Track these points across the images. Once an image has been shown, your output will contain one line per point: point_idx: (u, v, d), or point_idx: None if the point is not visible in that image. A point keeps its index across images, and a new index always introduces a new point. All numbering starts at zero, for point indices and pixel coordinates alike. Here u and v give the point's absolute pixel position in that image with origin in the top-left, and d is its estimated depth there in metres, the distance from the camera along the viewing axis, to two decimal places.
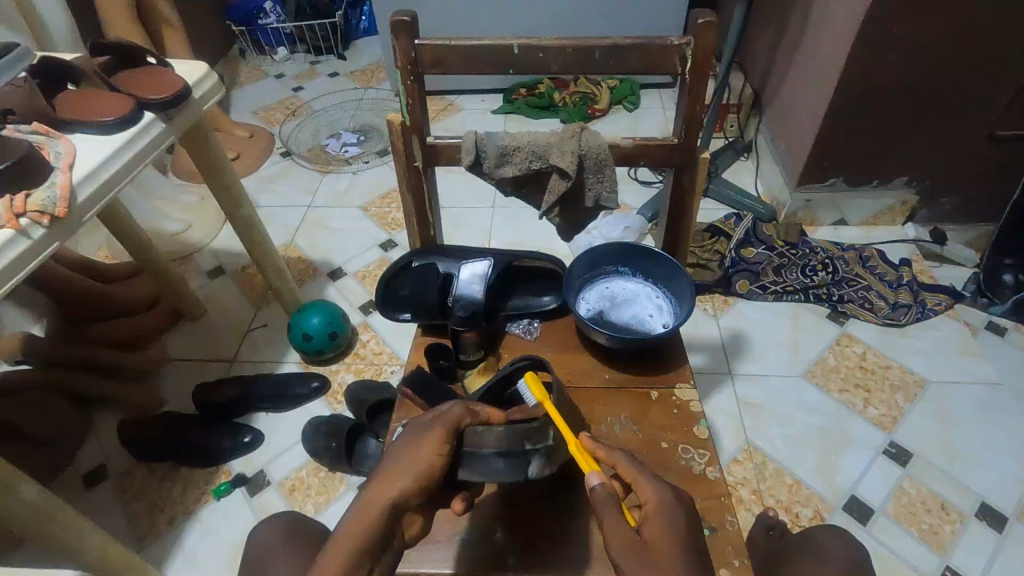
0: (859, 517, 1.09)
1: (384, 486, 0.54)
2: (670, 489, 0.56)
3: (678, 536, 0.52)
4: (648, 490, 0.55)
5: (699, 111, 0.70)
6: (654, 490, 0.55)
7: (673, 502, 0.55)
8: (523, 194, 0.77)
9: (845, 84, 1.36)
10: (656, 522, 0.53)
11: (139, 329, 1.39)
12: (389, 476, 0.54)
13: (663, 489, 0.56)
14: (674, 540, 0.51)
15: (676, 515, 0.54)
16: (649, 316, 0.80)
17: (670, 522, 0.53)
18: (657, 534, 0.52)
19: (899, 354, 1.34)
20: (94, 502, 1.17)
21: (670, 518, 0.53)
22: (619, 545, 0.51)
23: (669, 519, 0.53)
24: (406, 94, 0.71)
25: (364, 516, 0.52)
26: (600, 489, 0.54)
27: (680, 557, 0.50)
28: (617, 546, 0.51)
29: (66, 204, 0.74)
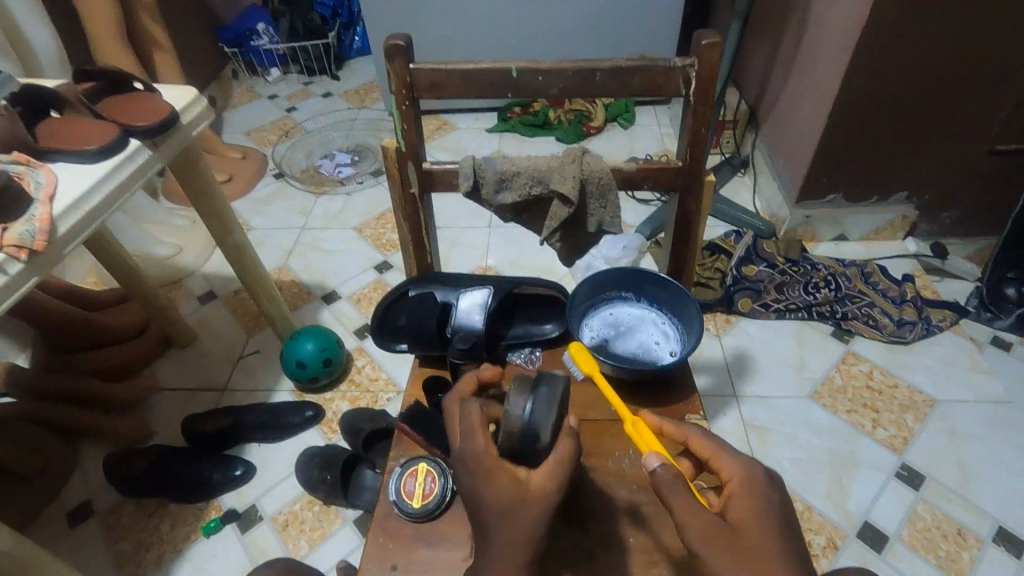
0: (873, 544, 1.06)
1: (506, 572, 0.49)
2: (752, 462, 0.55)
3: (764, 513, 0.49)
4: (729, 466, 0.54)
5: (704, 133, 0.68)
6: (735, 465, 0.54)
7: (758, 475, 0.53)
8: (524, 220, 0.75)
9: (843, 100, 1.35)
10: (741, 496, 0.51)
11: (127, 358, 1.35)
12: (493, 571, 0.49)
13: (745, 463, 0.54)
14: (763, 514, 0.50)
15: (763, 490, 0.52)
16: (655, 345, 0.78)
17: (755, 495, 0.51)
18: (744, 509, 0.50)
19: (906, 372, 1.32)
20: (78, 541, 1.12)
21: (757, 491, 0.52)
22: (696, 523, 0.48)
23: (756, 492, 0.51)
24: (401, 119, 0.69)
25: None
26: (663, 471, 0.51)
27: (772, 530, 0.49)
28: (695, 523, 0.48)
29: (45, 237, 0.71)
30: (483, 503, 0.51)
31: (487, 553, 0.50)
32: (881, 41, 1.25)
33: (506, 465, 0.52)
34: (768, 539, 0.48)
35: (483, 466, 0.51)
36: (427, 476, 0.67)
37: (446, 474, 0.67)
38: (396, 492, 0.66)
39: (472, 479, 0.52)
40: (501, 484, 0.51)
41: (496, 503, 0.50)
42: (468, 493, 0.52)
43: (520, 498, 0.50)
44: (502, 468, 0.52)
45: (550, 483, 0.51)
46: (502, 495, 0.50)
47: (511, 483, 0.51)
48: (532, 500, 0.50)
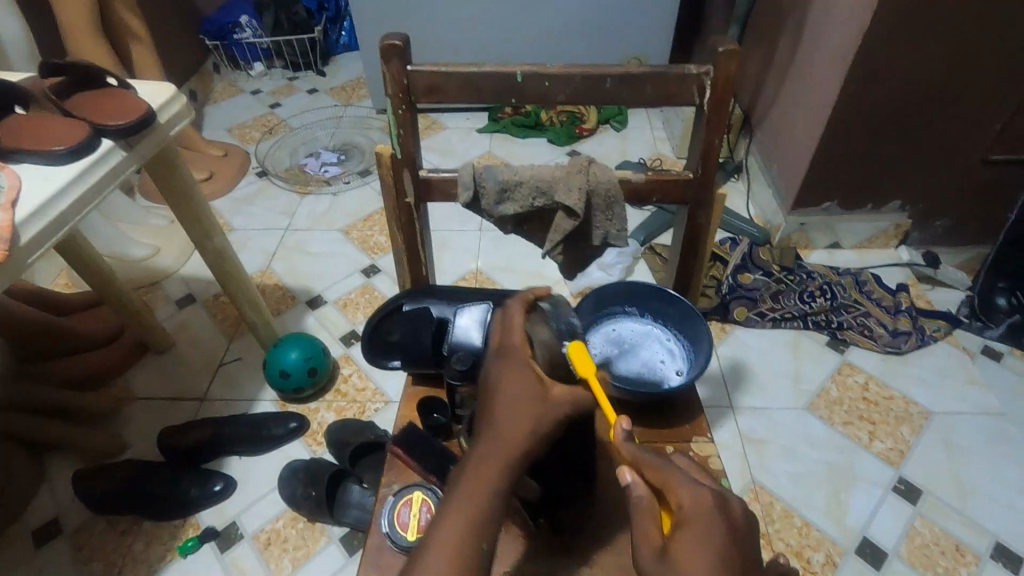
0: (872, 561, 1.04)
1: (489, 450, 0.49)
2: (711, 491, 0.46)
3: (714, 549, 0.42)
4: (681, 493, 0.46)
5: (716, 145, 0.65)
6: (690, 492, 0.46)
7: (715, 509, 0.45)
8: (525, 232, 0.71)
9: (841, 110, 1.34)
10: (688, 531, 0.43)
11: (99, 365, 1.29)
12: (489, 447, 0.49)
13: (702, 490, 0.46)
14: (712, 550, 0.42)
15: (716, 527, 0.43)
16: (660, 363, 0.75)
17: (705, 528, 0.43)
18: (690, 544, 0.42)
19: (901, 383, 1.31)
20: (45, 563, 1.06)
21: (708, 526, 0.43)
22: (645, 552, 0.44)
23: (705, 528, 0.43)
24: (397, 124, 0.64)
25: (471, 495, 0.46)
26: (635, 487, 0.47)
27: (717, 568, 0.41)
28: (646, 554, 0.44)
29: (6, 245, 0.66)
30: (501, 391, 0.53)
31: (485, 441, 0.50)
32: (881, 51, 1.23)
33: (537, 373, 0.54)
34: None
35: (517, 361, 0.54)
36: (422, 507, 0.64)
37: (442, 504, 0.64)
38: (389, 524, 0.62)
39: (502, 370, 0.54)
40: (527, 383, 0.53)
41: (516, 397, 0.52)
42: (491, 381, 0.54)
43: (540, 398, 0.52)
44: (533, 371, 0.54)
45: (572, 403, 0.52)
46: (523, 391, 0.52)
47: (536, 386, 0.53)
48: (548, 405, 0.51)
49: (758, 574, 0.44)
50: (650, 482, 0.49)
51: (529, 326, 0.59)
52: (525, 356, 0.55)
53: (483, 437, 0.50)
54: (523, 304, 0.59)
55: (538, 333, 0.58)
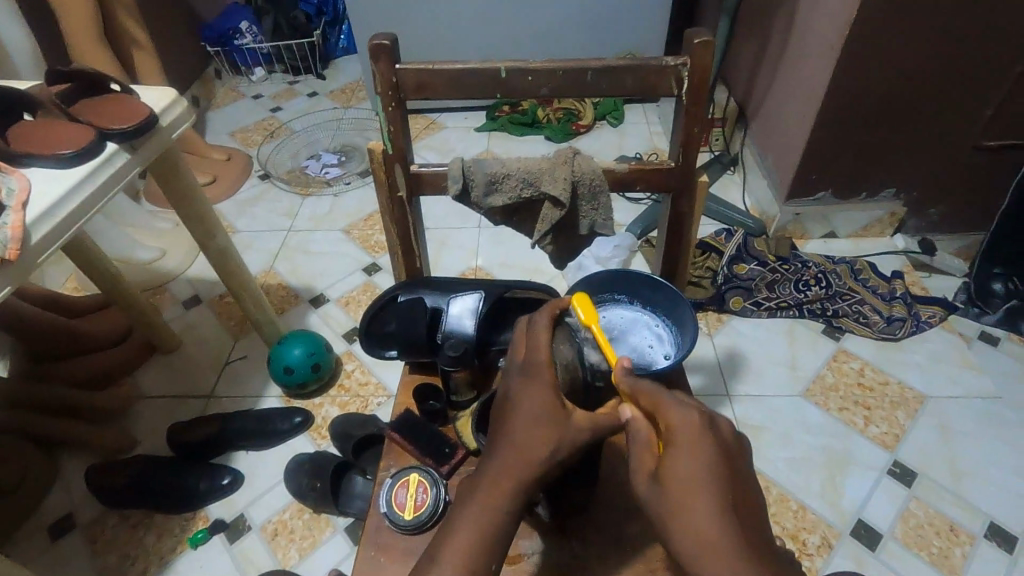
0: (867, 542, 1.06)
1: (509, 471, 0.50)
2: (700, 411, 0.48)
3: (711, 476, 0.44)
4: (669, 415, 0.47)
5: (696, 136, 0.67)
6: (679, 414, 0.47)
7: (703, 430, 0.46)
8: (515, 223, 0.73)
9: (831, 99, 1.35)
10: (678, 453, 0.45)
11: (109, 365, 1.32)
12: (507, 468, 0.50)
13: (690, 411, 0.47)
14: (702, 477, 0.44)
15: (705, 448, 0.45)
16: (649, 348, 0.77)
17: (696, 449, 0.45)
18: (682, 468, 0.45)
19: (897, 369, 1.32)
20: (60, 556, 1.09)
21: (698, 449, 0.45)
22: (643, 479, 0.47)
23: (696, 453, 0.45)
24: (387, 121, 0.67)
25: (484, 515, 0.49)
26: (634, 421, 0.51)
27: (711, 488, 0.44)
28: (643, 478, 0.47)
29: (18, 245, 0.69)
30: (522, 410, 0.53)
31: (501, 455, 0.51)
32: (871, 40, 1.25)
33: (559, 396, 0.54)
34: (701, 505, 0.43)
35: (544, 383, 0.55)
36: (418, 487, 0.66)
37: (438, 484, 0.67)
38: (387, 503, 0.65)
39: (525, 392, 0.54)
40: (549, 406, 0.53)
41: (539, 419, 0.52)
42: (512, 400, 0.55)
43: (562, 423, 0.53)
44: (555, 396, 0.54)
45: (591, 430, 0.54)
46: (544, 412, 0.53)
47: (558, 409, 0.53)
48: (568, 431, 0.52)
49: (749, 484, 0.46)
50: (644, 409, 0.51)
51: (557, 342, 0.61)
52: (549, 379, 0.55)
53: (501, 452, 0.51)
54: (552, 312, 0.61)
55: (564, 352, 0.61)
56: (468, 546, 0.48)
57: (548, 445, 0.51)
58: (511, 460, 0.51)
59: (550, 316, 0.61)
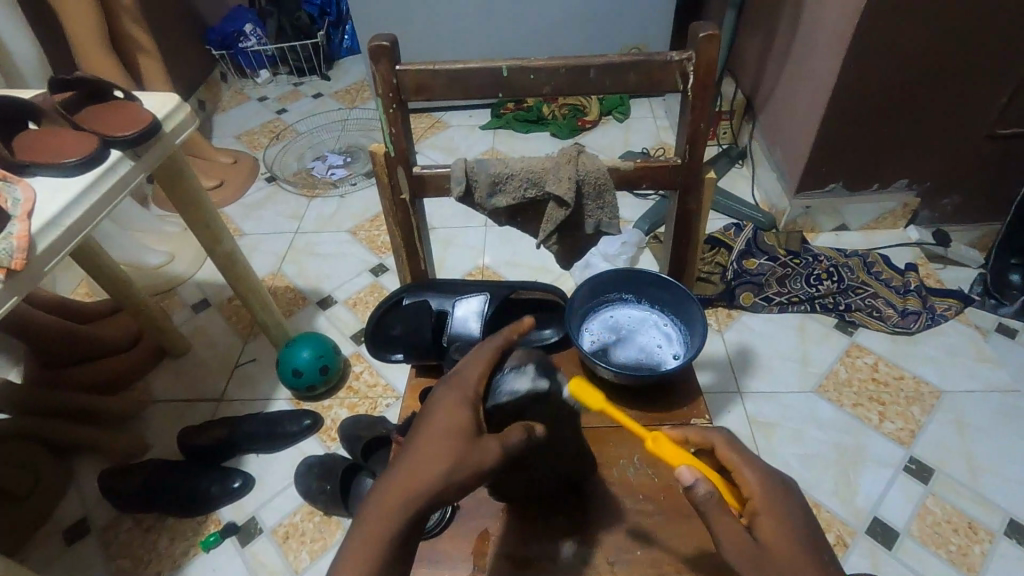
0: (884, 541, 1.04)
1: (414, 474, 0.47)
2: (775, 477, 0.55)
3: (791, 531, 0.51)
4: (751, 479, 0.55)
5: (703, 132, 0.65)
6: (756, 477, 0.55)
7: (783, 493, 0.54)
8: (518, 224, 0.72)
9: (841, 89, 1.33)
10: (767, 514, 0.52)
11: (120, 370, 1.33)
12: (412, 473, 0.47)
13: (767, 476, 0.55)
14: (793, 535, 0.50)
15: (787, 509, 0.53)
16: (658, 348, 0.75)
17: (779, 512, 0.52)
18: (769, 525, 0.51)
19: (912, 363, 1.30)
20: (74, 560, 1.10)
21: (782, 508, 0.53)
22: (733, 543, 0.49)
23: (784, 505, 0.53)
24: (388, 123, 0.66)
25: (384, 519, 0.46)
26: (701, 488, 0.50)
27: (795, 543, 0.50)
28: (733, 542, 0.49)
29: (24, 255, 0.69)
30: (429, 429, 0.50)
31: (401, 466, 0.48)
32: (881, 28, 1.22)
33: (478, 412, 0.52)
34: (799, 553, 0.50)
35: (460, 412, 0.51)
36: None
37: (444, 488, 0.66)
38: None
39: (445, 399, 0.52)
40: (464, 419, 0.51)
41: (448, 444, 0.49)
42: (431, 407, 0.52)
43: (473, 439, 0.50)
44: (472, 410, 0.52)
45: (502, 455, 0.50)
46: (456, 424, 0.50)
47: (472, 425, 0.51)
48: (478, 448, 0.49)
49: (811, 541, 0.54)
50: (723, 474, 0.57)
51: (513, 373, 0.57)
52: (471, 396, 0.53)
53: (411, 453, 0.49)
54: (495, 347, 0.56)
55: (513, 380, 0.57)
56: (369, 552, 0.45)
57: (452, 471, 0.48)
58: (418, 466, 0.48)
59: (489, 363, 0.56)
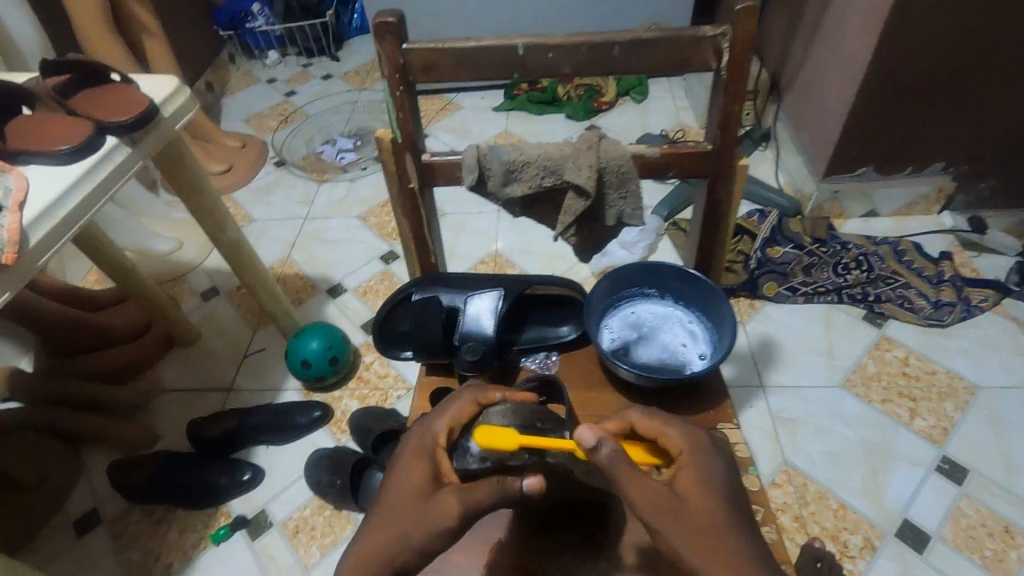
0: (914, 544, 1.00)
1: (380, 532, 0.49)
2: (701, 435, 0.55)
3: (712, 486, 0.50)
4: (674, 438, 0.54)
5: (736, 115, 0.60)
6: (680, 434, 0.54)
7: (707, 449, 0.53)
8: (535, 214, 0.68)
9: (876, 67, 1.25)
10: (688, 469, 0.51)
11: (129, 359, 1.32)
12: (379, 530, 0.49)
13: (690, 434, 0.54)
14: (714, 488, 0.50)
15: (710, 464, 0.52)
16: (682, 347, 0.71)
17: (703, 467, 0.51)
18: (691, 479, 0.50)
19: (945, 357, 1.24)
20: (85, 551, 1.10)
21: (705, 466, 0.51)
22: (647, 499, 0.47)
23: (707, 462, 0.52)
24: (395, 108, 0.61)
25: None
26: (603, 448, 0.48)
27: (715, 501, 0.49)
28: (645, 495, 0.47)
29: (15, 249, 0.66)
30: (394, 482, 0.52)
31: (370, 525, 0.50)
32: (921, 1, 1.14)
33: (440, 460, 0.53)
34: (715, 507, 0.48)
35: (421, 466, 0.52)
36: None
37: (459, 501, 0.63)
38: None
39: (408, 453, 0.54)
40: (425, 469, 0.52)
41: (407, 498, 0.50)
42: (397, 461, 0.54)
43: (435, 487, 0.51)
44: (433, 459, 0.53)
45: (461, 514, 0.49)
46: (418, 474, 0.51)
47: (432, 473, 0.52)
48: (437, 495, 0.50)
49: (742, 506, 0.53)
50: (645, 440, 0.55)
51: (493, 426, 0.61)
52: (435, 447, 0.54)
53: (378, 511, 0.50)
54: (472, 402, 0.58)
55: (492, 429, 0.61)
56: None
57: (407, 527, 0.48)
58: (385, 521, 0.49)
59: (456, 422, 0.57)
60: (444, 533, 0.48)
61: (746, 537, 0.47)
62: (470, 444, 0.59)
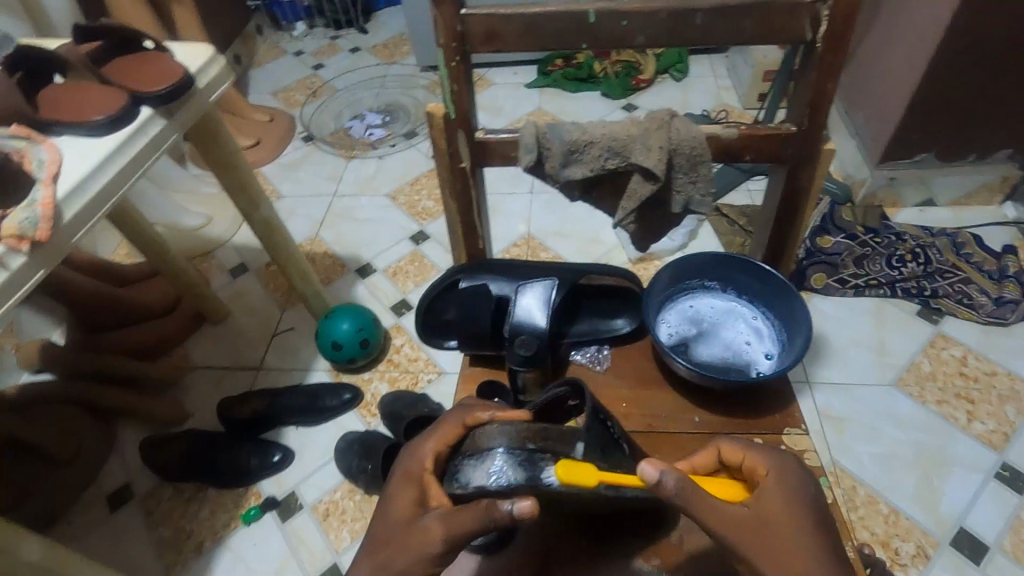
0: (970, 555, 0.95)
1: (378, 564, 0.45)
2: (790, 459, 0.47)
3: (809, 517, 0.43)
4: (757, 459, 0.48)
5: (830, 93, 0.54)
6: (765, 458, 0.48)
7: (800, 471, 0.46)
8: (594, 199, 0.63)
9: (949, 45, 1.16)
10: (776, 492, 0.44)
11: (159, 335, 1.31)
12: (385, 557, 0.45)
13: (780, 457, 0.48)
14: (804, 511, 0.43)
15: (801, 488, 0.45)
16: (746, 345, 0.66)
17: (796, 491, 0.45)
18: (775, 501, 0.43)
19: (1005, 358, 1.17)
20: (119, 526, 1.10)
21: (796, 487, 0.45)
22: (731, 526, 0.41)
23: (795, 486, 0.45)
24: (450, 79, 0.56)
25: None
26: (668, 480, 0.41)
27: (808, 529, 0.42)
28: (727, 522, 0.41)
29: (49, 225, 0.63)
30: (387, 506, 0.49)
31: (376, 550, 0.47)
32: None
33: (426, 487, 0.49)
34: (806, 539, 0.41)
35: (406, 493, 0.48)
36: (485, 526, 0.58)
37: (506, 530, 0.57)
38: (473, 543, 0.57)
39: (397, 479, 0.51)
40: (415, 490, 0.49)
41: (391, 526, 0.47)
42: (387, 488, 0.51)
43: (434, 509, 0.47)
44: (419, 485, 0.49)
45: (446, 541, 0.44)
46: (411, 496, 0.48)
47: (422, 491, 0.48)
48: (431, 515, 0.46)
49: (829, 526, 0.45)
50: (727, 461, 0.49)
51: (486, 437, 0.52)
52: (420, 473, 0.50)
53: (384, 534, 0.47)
54: (456, 425, 0.53)
55: (489, 440, 0.52)
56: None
57: (389, 553, 0.45)
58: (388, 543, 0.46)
59: (443, 444, 0.52)
60: (438, 560, 0.44)
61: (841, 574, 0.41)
62: (457, 468, 0.51)
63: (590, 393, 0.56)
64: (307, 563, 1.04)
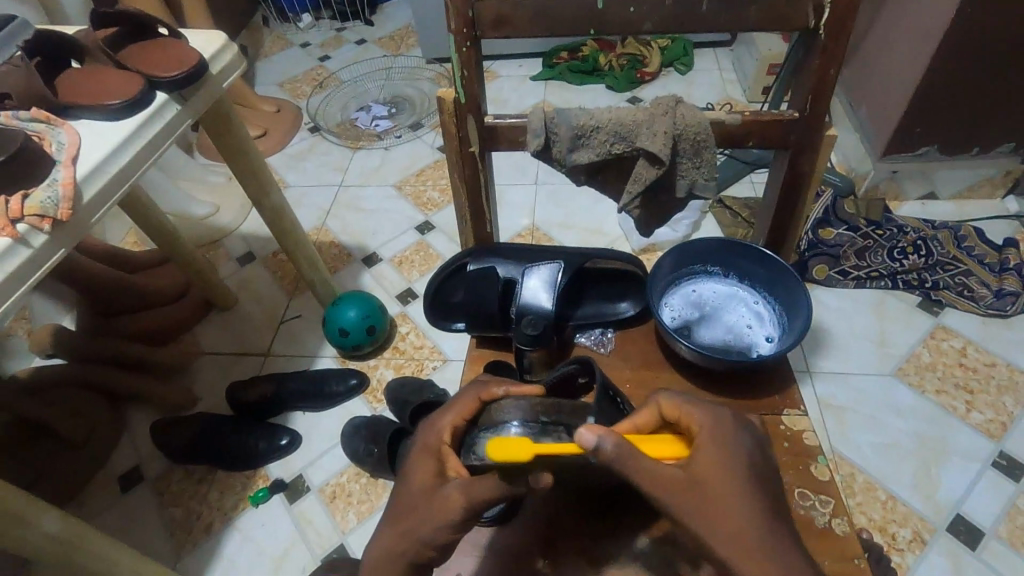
0: (967, 540, 0.97)
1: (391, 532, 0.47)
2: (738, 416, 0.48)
3: (742, 472, 0.44)
4: (695, 416, 0.48)
5: (832, 79, 0.55)
6: (708, 415, 0.48)
7: (737, 427, 0.47)
8: (600, 183, 0.64)
9: (953, 38, 1.17)
10: (710, 451, 0.45)
11: (168, 321, 1.33)
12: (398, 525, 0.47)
13: (719, 414, 0.48)
14: (741, 467, 0.44)
15: (740, 445, 0.45)
16: (747, 328, 0.68)
17: (731, 448, 0.45)
18: (712, 461, 0.44)
19: (1005, 350, 1.18)
20: (130, 506, 1.12)
21: (730, 443, 0.45)
22: (666, 486, 0.42)
23: (731, 442, 0.46)
24: (461, 64, 0.58)
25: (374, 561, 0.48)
26: (606, 446, 0.42)
27: (746, 485, 0.43)
28: (662, 480, 0.42)
29: (69, 205, 0.65)
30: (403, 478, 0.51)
31: (391, 519, 0.49)
32: None
33: (442, 459, 0.51)
34: (738, 491, 0.43)
35: (424, 466, 0.50)
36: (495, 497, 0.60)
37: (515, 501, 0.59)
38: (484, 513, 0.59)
39: (415, 453, 0.52)
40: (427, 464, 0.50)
41: (415, 494, 0.48)
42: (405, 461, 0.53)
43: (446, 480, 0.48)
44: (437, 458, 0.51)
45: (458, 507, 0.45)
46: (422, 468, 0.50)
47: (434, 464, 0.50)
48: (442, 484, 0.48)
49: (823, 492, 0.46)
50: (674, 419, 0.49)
51: (504, 409, 0.54)
52: (437, 445, 0.52)
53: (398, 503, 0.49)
54: (472, 400, 0.54)
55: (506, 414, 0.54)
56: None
57: (414, 520, 0.46)
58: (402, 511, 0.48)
59: (461, 417, 0.54)
60: (450, 526, 0.45)
61: (788, 531, 0.42)
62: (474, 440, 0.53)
63: (601, 371, 0.58)
64: (314, 544, 1.06)
